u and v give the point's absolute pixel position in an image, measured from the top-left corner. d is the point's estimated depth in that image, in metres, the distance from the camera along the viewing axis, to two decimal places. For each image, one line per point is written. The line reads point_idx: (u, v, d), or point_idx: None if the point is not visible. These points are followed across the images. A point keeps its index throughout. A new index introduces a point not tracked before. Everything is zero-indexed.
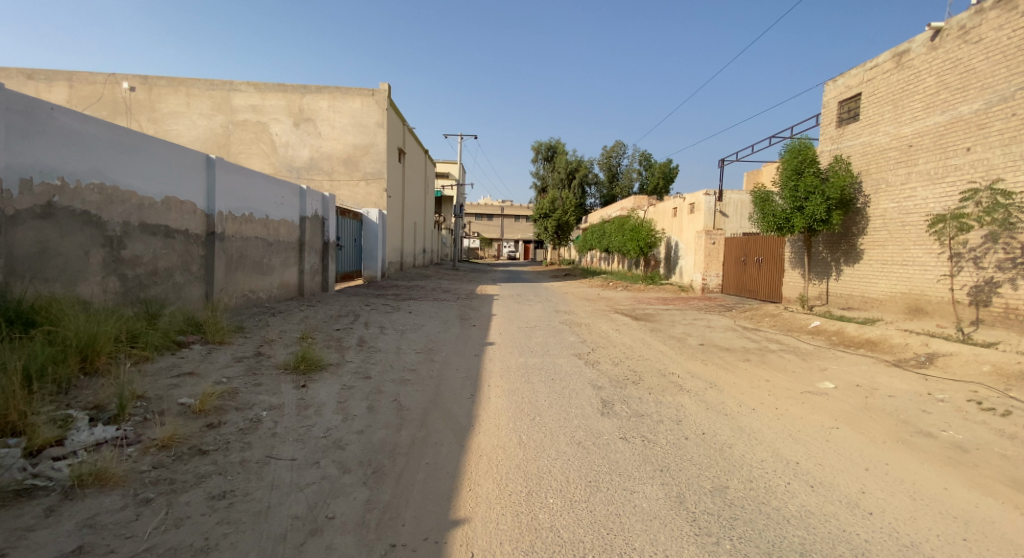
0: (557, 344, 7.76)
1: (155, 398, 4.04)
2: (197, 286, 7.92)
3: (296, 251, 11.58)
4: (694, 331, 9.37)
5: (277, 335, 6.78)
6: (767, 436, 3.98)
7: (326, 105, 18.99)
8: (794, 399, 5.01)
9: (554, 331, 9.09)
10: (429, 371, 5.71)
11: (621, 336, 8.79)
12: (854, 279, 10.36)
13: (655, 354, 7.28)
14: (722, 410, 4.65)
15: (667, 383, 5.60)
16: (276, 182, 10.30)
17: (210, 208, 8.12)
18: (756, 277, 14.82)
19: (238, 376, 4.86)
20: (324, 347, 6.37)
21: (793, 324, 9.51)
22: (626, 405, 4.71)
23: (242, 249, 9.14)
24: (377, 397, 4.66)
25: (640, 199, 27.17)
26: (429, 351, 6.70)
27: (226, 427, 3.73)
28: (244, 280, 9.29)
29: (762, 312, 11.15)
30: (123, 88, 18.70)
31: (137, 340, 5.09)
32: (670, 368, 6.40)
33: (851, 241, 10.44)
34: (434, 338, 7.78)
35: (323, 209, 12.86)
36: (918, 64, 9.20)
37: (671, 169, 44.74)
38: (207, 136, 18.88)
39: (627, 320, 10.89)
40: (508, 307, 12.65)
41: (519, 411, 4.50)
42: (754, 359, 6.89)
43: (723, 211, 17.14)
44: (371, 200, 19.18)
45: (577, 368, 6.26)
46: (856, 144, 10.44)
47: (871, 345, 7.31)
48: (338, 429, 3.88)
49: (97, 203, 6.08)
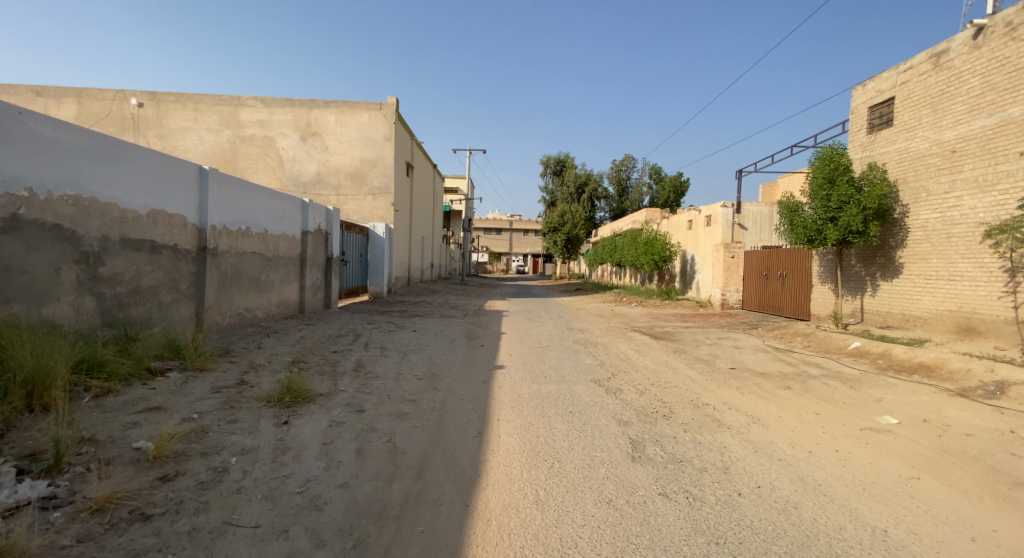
0: (573, 368, 7.09)
1: (105, 444, 3.42)
2: (186, 306, 7.33)
3: (297, 266, 11.03)
4: (722, 353, 8.64)
5: (267, 360, 6.16)
6: (837, 492, 3.33)
7: (333, 118, 18.66)
8: (854, 439, 4.42)
9: (568, 353, 8.41)
10: (430, 403, 5.04)
11: (642, 358, 8.12)
12: (894, 295, 9.58)
13: (683, 380, 6.59)
14: (776, 454, 3.98)
15: (704, 418, 4.92)
16: (276, 195, 9.80)
17: (202, 222, 7.57)
18: (780, 292, 14.03)
19: (211, 411, 4.23)
20: (316, 374, 5.73)
21: (830, 345, 8.76)
22: (661, 448, 4.05)
23: (237, 265, 8.60)
24: (369, 438, 4.01)
25: (651, 212, 26.49)
26: (433, 377, 6.06)
27: (183, 481, 3.10)
28: (239, 298, 8.73)
29: (793, 331, 10.38)
30: (132, 104, 18.48)
31: (102, 369, 4.48)
32: (703, 397, 5.71)
33: (889, 254, 9.70)
34: (439, 361, 7.14)
35: (327, 224, 12.34)
36: (959, 65, 8.52)
37: (682, 182, 44.03)
38: (214, 151, 18.57)
39: (647, 340, 10.16)
40: (518, 325, 11.99)
41: (533, 455, 3.84)
42: (796, 388, 6.19)
43: (742, 224, 16.41)
44: (378, 215, 18.71)
45: (598, 397, 5.59)
46: (890, 151, 9.73)
47: (927, 371, 6.59)
48: (319, 482, 3.23)
49: (72, 216, 5.54)
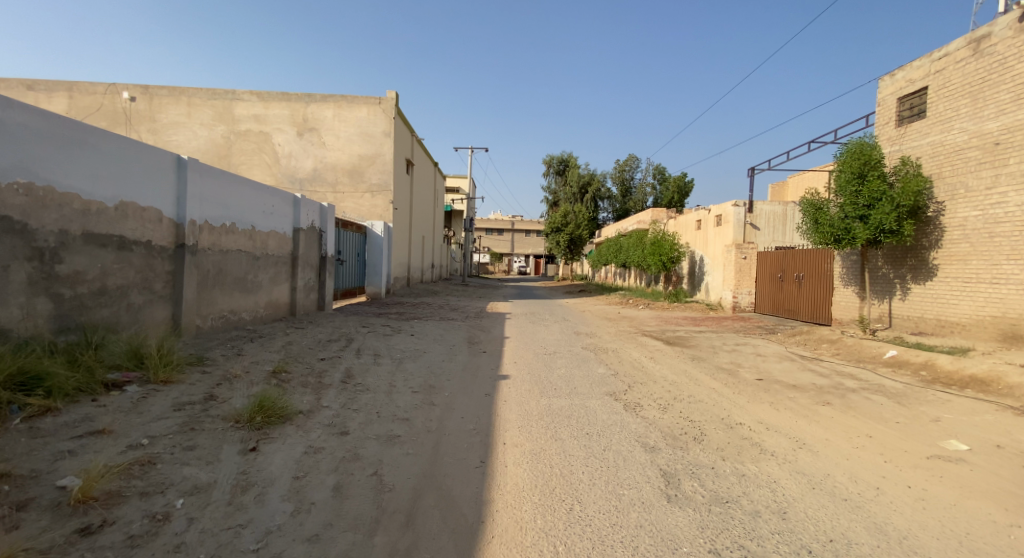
0: (586, 378, 6.46)
1: (21, 481, 2.74)
2: (161, 307, 6.64)
3: (287, 265, 10.36)
4: (745, 361, 7.99)
5: (245, 370, 5.48)
6: (931, 551, 2.71)
7: (330, 113, 18.02)
8: (924, 472, 3.80)
9: (578, 360, 7.77)
10: (426, 422, 4.39)
11: (659, 366, 7.49)
12: (928, 299, 8.93)
13: (708, 393, 5.97)
14: (841, 495, 3.35)
15: (742, 442, 4.28)
16: (264, 189, 9.11)
17: (180, 216, 6.87)
18: (795, 295, 13.37)
19: (167, 433, 3.56)
20: (297, 387, 5.05)
21: (862, 353, 8.11)
22: (699, 482, 3.45)
23: (220, 263, 7.94)
24: (352, 471, 3.35)
25: (657, 211, 25.85)
26: (430, 390, 5.41)
27: (109, 535, 2.43)
28: (222, 299, 8.06)
29: (816, 337, 9.73)
30: (124, 98, 17.83)
31: (41, 384, 3.78)
32: (735, 415, 5.07)
33: (921, 255, 9.05)
34: (438, 370, 6.49)
35: (320, 221, 11.66)
36: (1003, 50, 7.86)
37: (686, 182, 43.43)
38: (207, 146, 17.94)
39: (660, 346, 9.51)
40: (522, 328, 11.37)
41: (549, 493, 3.22)
42: (837, 404, 5.54)
43: (754, 224, 15.72)
44: (376, 213, 18.06)
45: (616, 414, 4.96)
46: (923, 145, 9.06)
47: (980, 386, 6.00)
48: (282, 536, 2.58)
49: (24, 207, 4.84)
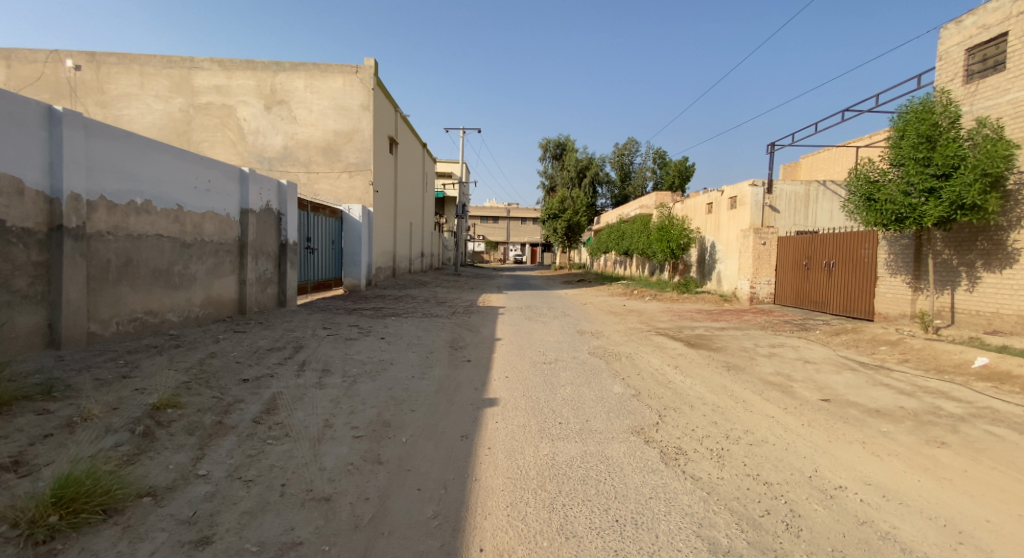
0: (598, 402, 4.81)
1: None
2: (25, 311, 4.92)
3: (233, 254, 8.60)
4: (793, 371, 6.33)
5: (111, 405, 3.77)
6: None
7: (301, 84, 16.14)
8: None
9: (586, 372, 6.10)
10: (357, 504, 2.73)
11: (686, 380, 5.88)
12: (1006, 291, 7.34)
13: (767, 425, 4.34)
14: None
15: (864, 535, 2.65)
16: (194, 158, 7.34)
17: (55, 189, 5.15)
18: (825, 285, 11.76)
19: None
20: (178, 437, 3.37)
21: (938, 358, 6.49)
22: None
23: (129, 252, 6.23)
24: None
25: (661, 195, 24.07)
26: (380, 433, 3.74)
27: None
28: (133, 297, 6.35)
29: (868, 336, 8.10)
30: (67, 66, 15.85)
31: None
32: (825, 471, 3.44)
33: (998, 236, 7.44)
34: (401, 394, 4.81)
35: (277, 201, 9.85)
36: None
37: (687, 167, 41.65)
38: (164, 122, 16.12)
39: (681, 348, 7.86)
40: (516, 326, 9.69)
41: None
42: (956, 446, 3.91)
43: (774, 206, 14.03)
44: (354, 195, 16.25)
45: (651, 473, 3.31)
46: (1002, 104, 7.43)
47: None
48: None
49: None
